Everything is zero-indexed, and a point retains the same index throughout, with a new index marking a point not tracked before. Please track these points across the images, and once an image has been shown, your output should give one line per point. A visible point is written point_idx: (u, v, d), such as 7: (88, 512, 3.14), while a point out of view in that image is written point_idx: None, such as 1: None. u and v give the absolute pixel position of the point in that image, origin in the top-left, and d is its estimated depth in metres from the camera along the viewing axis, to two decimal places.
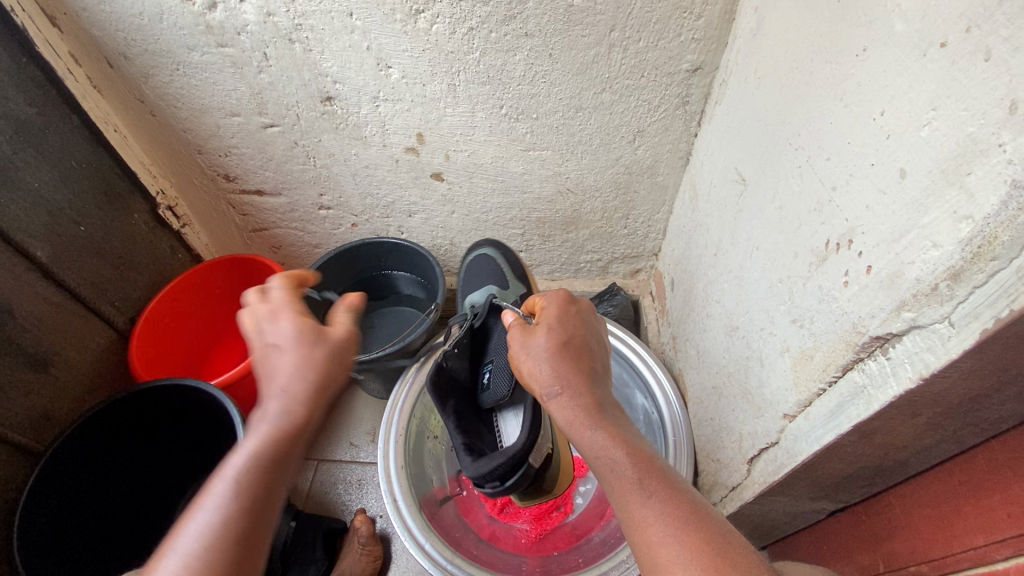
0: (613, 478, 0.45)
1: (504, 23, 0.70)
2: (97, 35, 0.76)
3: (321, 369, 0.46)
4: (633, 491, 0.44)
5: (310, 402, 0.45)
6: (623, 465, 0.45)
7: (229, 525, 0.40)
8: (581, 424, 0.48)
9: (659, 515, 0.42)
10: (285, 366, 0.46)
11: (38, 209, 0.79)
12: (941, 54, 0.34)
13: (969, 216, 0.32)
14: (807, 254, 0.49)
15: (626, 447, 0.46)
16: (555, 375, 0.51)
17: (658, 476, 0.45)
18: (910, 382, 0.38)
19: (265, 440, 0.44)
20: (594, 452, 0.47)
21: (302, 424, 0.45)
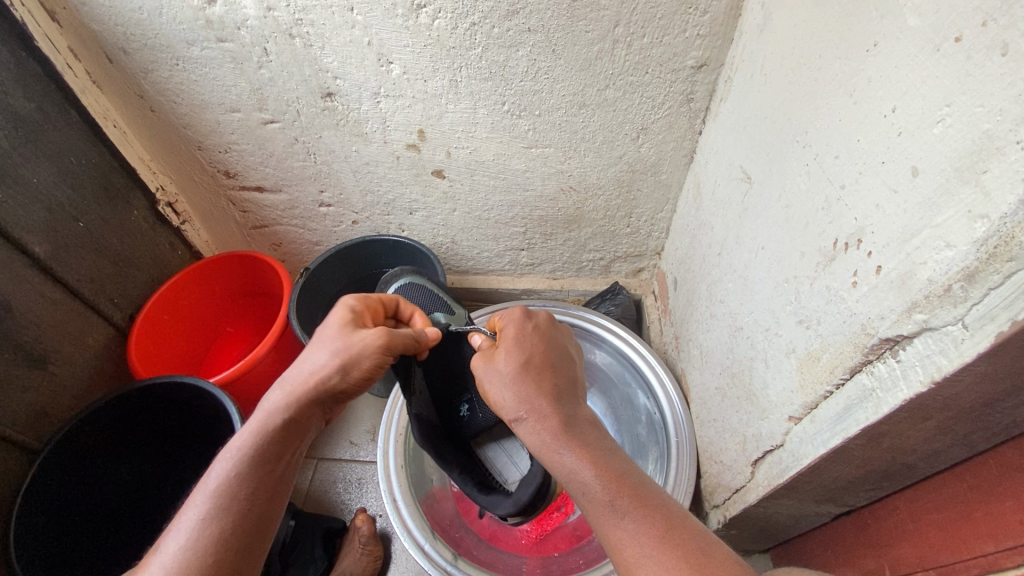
0: (586, 501, 0.45)
1: (507, 18, 0.69)
2: (96, 30, 0.75)
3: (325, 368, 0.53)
4: (607, 510, 0.43)
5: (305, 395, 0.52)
6: (594, 483, 0.44)
7: (221, 500, 0.46)
8: (549, 447, 0.47)
9: (635, 532, 0.41)
10: (304, 365, 0.54)
11: (37, 205, 0.79)
12: (955, 49, 0.33)
13: (984, 215, 0.31)
14: (815, 253, 0.48)
15: (596, 463, 0.45)
16: (519, 399, 0.50)
17: (632, 491, 0.44)
18: (921, 386, 0.37)
19: (258, 425, 0.50)
20: (566, 475, 0.46)
21: (296, 422, 0.52)
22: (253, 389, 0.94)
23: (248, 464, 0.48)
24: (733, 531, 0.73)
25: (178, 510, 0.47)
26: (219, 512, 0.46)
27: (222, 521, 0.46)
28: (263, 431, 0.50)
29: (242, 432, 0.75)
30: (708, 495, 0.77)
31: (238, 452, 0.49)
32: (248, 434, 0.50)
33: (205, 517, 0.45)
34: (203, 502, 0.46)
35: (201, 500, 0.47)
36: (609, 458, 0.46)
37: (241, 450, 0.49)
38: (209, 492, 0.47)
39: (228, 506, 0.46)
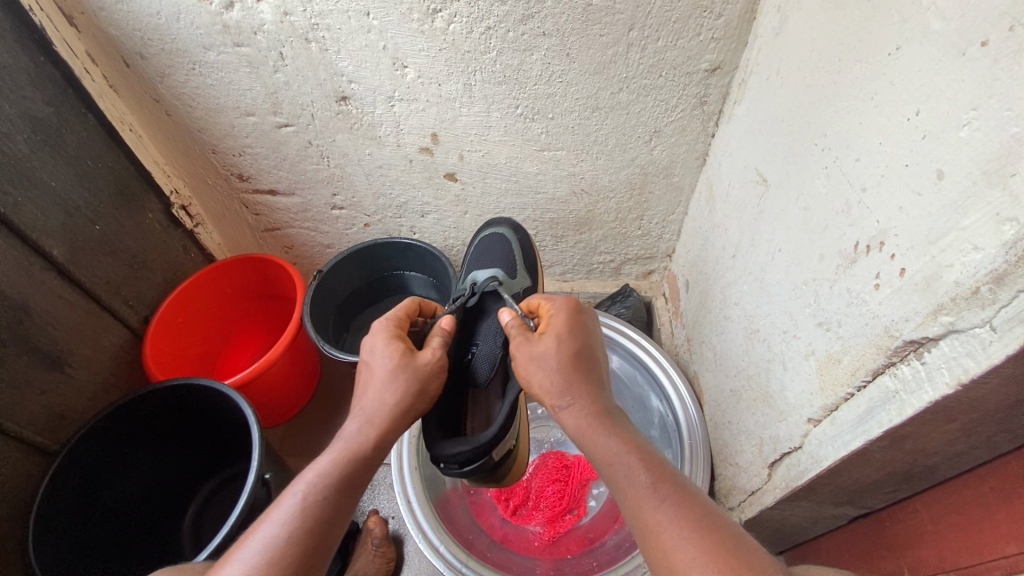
0: (626, 486, 0.45)
1: (522, 22, 0.69)
2: (114, 35, 0.76)
3: (404, 391, 0.53)
4: (646, 494, 0.44)
5: (389, 422, 0.52)
6: (635, 470, 0.45)
7: (303, 523, 0.45)
8: (593, 432, 0.48)
9: (674, 517, 0.42)
10: (374, 388, 0.53)
11: (55, 208, 0.79)
12: (981, 53, 0.34)
13: (1013, 218, 0.31)
14: (835, 255, 0.49)
15: (637, 453, 0.46)
16: (567, 387, 0.50)
17: (674, 483, 0.45)
18: (947, 388, 0.37)
19: (341, 453, 0.49)
20: (607, 460, 0.47)
21: (378, 452, 0.51)
22: (268, 391, 0.94)
23: (329, 489, 0.47)
24: (749, 533, 0.73)
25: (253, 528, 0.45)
26: (297, 536, 0.44)
27: (300, 548, 0.44)
28: (341, 458, 0.49)
29: (258, 434, 0.76)
30: (723, 497, 0.77)
31: (315, 477, 0.47)
32: (328, 462, 0.48)
33: (283, 541, 0.43)
34: (280, 524, 0.44)
35: (280, 522, 0.45)
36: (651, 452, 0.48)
37: (322, 476, 0.47)
38: (291, 510, 0.45)
39: (305, 532, 0.44)
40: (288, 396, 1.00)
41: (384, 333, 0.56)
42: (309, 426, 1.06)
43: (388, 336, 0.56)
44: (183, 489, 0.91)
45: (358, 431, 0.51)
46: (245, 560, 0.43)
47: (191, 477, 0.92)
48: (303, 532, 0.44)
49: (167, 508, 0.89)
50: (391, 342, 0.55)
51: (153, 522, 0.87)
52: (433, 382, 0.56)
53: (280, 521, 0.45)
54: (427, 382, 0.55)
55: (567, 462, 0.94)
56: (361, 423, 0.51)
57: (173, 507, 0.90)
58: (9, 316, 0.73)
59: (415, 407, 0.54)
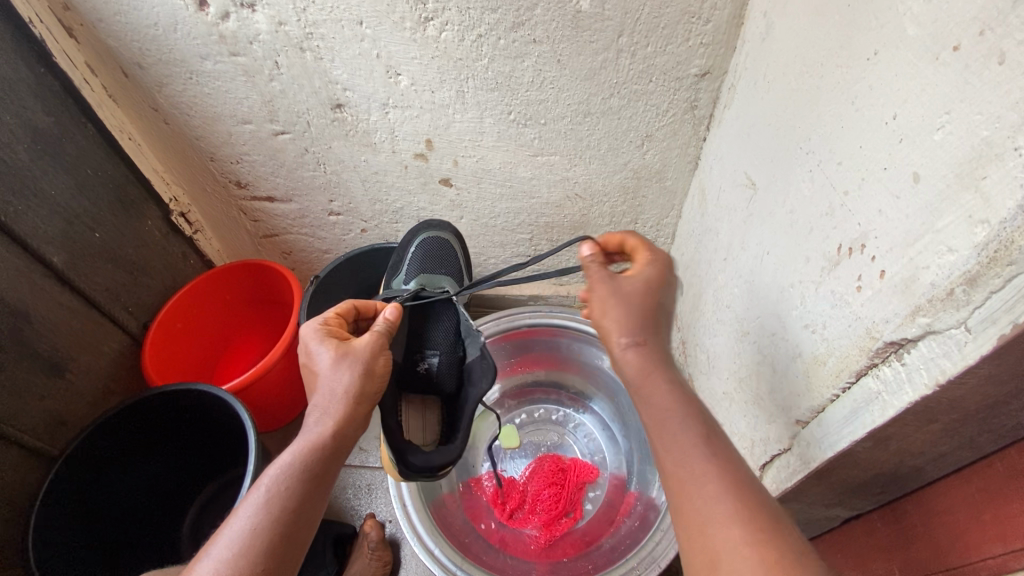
0: (678, 470, 0.45)
1: (513, 30, 0.70)
2: (113, 46, 0.78)
3: (355, 376, 0.53)
4: (698, 478, 0.43)
5: (346, 409, 0.52)
6: (698, 459, 0.44)
7: (267, 517, 0.47)
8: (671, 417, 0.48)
9: (725, 511, 0.41)
10: (323, 378, 0.53)
11: (54, 216, 0.80)
12: (953, 57, 0.34)
13: (984, 220, 0.32)
14: (819, 258, 0.49)
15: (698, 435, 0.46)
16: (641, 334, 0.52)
17: (731, 470, 0.44)
18: (925, 389, 0.38)
19: (303, 446, 0.50)
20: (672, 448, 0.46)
21: (343, 440, 0.52)
22: (265, 396, 0.95)
23: (292, 480, 0.49)
24: None
25: (225, 519, 0.48)
26: (266, 530, 0.47)
27: (264, 542, 0.46)
28: (303, 450, 0.50)
29: (254, 439, 0.76)
30: None
31: (279, 471, 0.49)
32: (287, 458, 0.50)
33: (252, 537, 0.46)
34: (246, 519, 0.47)
35: (248, 514, 0.47)
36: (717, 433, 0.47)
37: (285, 469, 0.49)
38: (257, 504, 0.47)
39: (271, 525, 0.47)
40: (285, 401, 1.00)
41: (319, 331, 0.56)
42: None
43: (322, 333, 0.55)
44: (183, 493, 0.92)
45: (315, 423, 0.51)
46: (217, 556, 0.45)
47: (191, 480, 0.93)
48: (270, 527, 0.47)
49: (166, 511, 0.90)
50: (328, 337, 0.55)
51: (153, 523, 0.88)
52: (381, 360, 0.56)
53: (248, 516, 0.47)
54: (372, 363, 0.55)
55: (563, 466, 0.95)
56: (319, 415, 0.52)
57: (173, 509, 0.91)
58: (10, 323, 0.75)
59: (365, 391, 0.54)
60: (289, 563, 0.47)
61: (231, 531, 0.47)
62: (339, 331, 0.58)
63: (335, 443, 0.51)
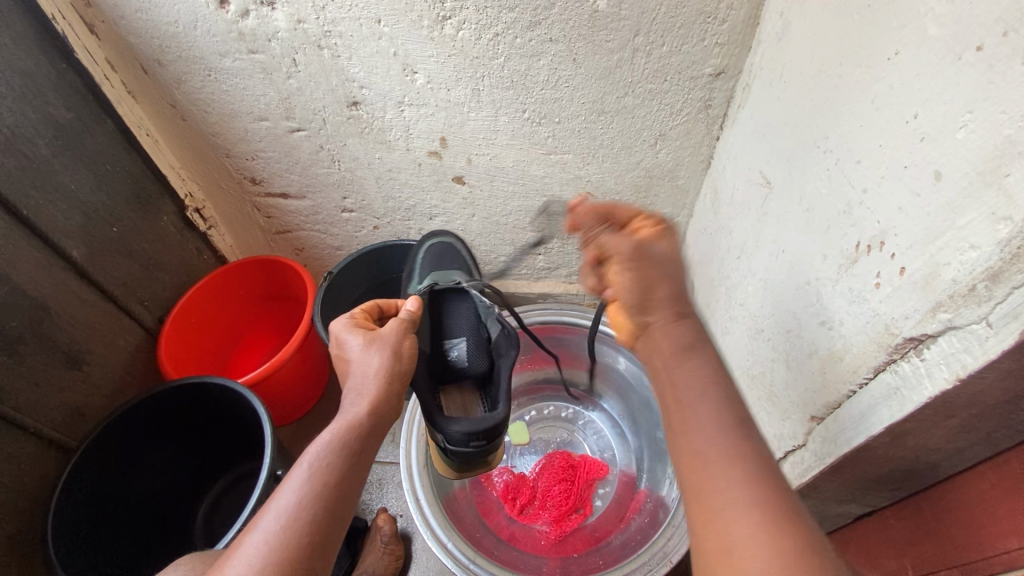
0: (704, 421, 0.44)
1: (529, 29, 0.71)
2: (132, 42, 0.79)
3: (387, 356, 0.55)
4: (735, 462, 0.42)
5: (381, 390, 0.53)
6: (718, 412, 0.44)
7: (311, 494, 0.47)
8: (684, 362, 0.47)
9: (751, 499, 0.40)
10: (357, 362, 0.55)
11: (74, 210, 0.81)
12: (977, 57, 0.35)
13: (1007, 217, 0.32)
14: (837, 255, 0.50)
15: (727, 423, 0.44)
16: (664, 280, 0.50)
17: (763, 459, 0.42)
18: (945, 383, 0.38)
19: (339, 426, 0.51)
20: (691, 392, 0.46)
21: (379, 420, 0.53)
22: (280, 390, 0.96)
23: (332, 457, 0.49)
24: None
25: (270, 495, 0.49)
26: (311, 506, 0.47)
27: (306, 518, 0.46)
28: (341, 429, 0.51)
29: (271, 432, 0.77)
30: None
31: (320, 449, 0.50)
32: (327, 437, 0.50)
33: (295, 514, 0.46)
34: (291, 495, 0.47)
35: (292, 491, 0.48)
36: (749, 422, 0.44)
37: (324, 447, 0.50)
38: (300, 480, 0.48)
39: (317, 501, 0.47)
40: (296, 397, 1.01)
41: (348, 324, 0.58)
42: (318, 426, 1.08)
43: (350, 326, 0.58)
44: (197, 485, 0.93)
45: (351, 405, 0.53)
46: (265, 529, 0.46)
47: (203, 474, 0.94)
48: (314, 502, 0.47)
49: (182, 503, 0.91)
50: (355, 328, 0.57)
51: (166, 518, 0.88)
52: (408, 344, 0.58)
53: (292, 492, 0.48)
54: (398, 346, 0.57)
55: (573, 462, 0.96)
56: (354, 397, 0.53)
57: (186, 504, 0.92)
58: (31, 315, 0.76)
59: (396, 372, 0.55)
60: (332, 540, 0.48)
61: (276, 506, 0.47)
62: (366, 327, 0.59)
63: (372, 423, 0.52)
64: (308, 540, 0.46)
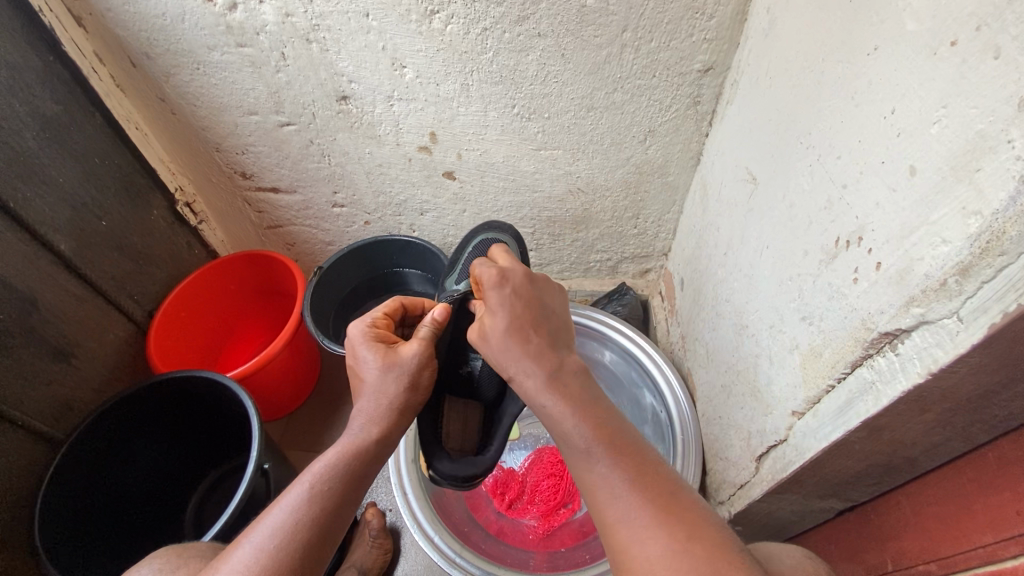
0: (568, 445, 0.47)
1: (518, 23, 0.71)
2: (120, 35, 0.78)
3: (401, 384, 0.54)
4: (602, 484, 0.45)
5: (389, 419, 0.54)
6: (576, 432, 0.46)
7: (309, 514, 0.47)
8: (538, 395, 0.47)
9: (622, 516, 0.43)
10: (369, 385, 0.54)
11: (62, 204, 0.81)
12: (951, 52, 0.35)
13: (977, 211, 0.32)
14: (817, 251, 0.50)
15: (584, 444, 0.46)
16: (509, 353, 0.49)
17: (633, 465, 0.45)
18: (918, 377, 0.39)
19: (343, 450, 0.51)
20: (551, 421, 0.48)
21: (383, 448, 0.53)
22: (270, 383, 0.96)
23: (335, 480, 0.49)
24: (738, 526, 0.74)
25: (264, 510, 0.49)
26: (306, 526, 0.47)
27: (302, 537, 0.46)
28: (346, 452, 0.51)
29: (259, 426, 0.77)
30: (713, 491, 0.78)
31: (322, 470, 0.50)
32: (329, 459, 0.51)
33: (290, 532, 0.46)
34: (287, 512, 0.47)
35: (289, 509, 0.48)
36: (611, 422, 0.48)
37: (327, 469, 0.50)
38: (299, 500, 0.48)
39: (314, 521, 0.47)
40: (286, 392, 1.01)
41: (365, 336, 0.57)
42: (309, 421, 1.08)
43: (368, 340, 0.56)
44: (186, 481, 0.94)
45: (359, 428, 0.53)
46: (256, 545, 0.46)
47: (194, 466, 0.94)
48: (309, 523, 0.47)
49: (171, 498, 0.91)
50: (374, 342, 0.56)
51: (157, 510, 0.89)
52: (426, 371, 0.56)
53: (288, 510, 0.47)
54: (417, 375, 0.56)
55: (562, 458, 0.95)
56: (362, 420, 0.53)
57: (177, 495, 0.92)
58: (18, 308, 0.76)
59: (410, 402, 0.55)
60: (321, 561, 0.48)
61: (270, 522, 0.47)
62: (385, 341, 0.58)
63: (376, 451, 0.53)
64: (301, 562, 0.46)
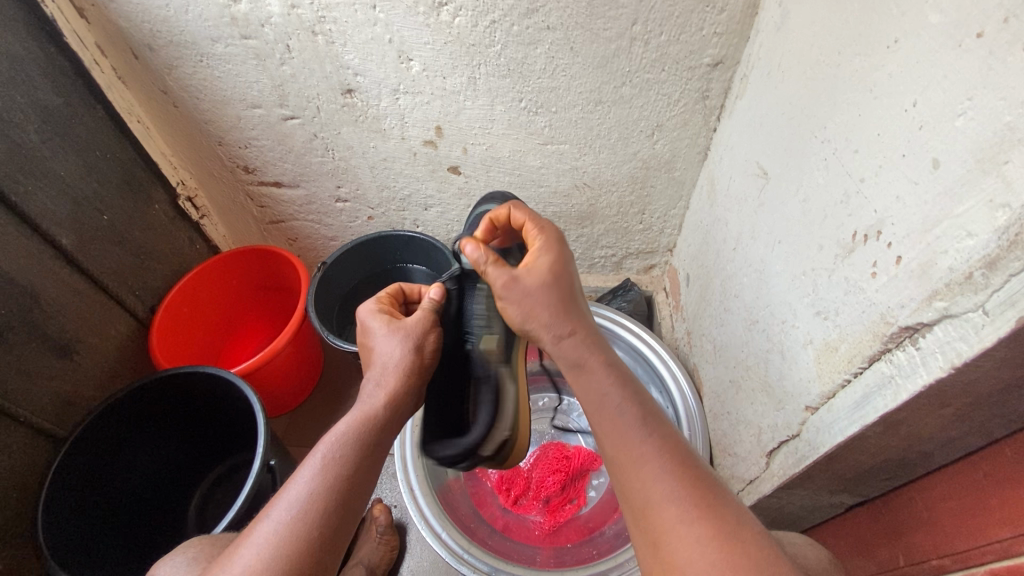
0: (619, 421, 0.48)
1: (526, 16, 0.70)
2: (123, 27, 0.77)
3: (406, 349, 0.55)
4: (648, 458, 0.46)
5: (399, 384, 0.53)
6: (625, 407, 0.48)
7: (324, 484, 0.47)
8: (592, 365, 0.50)
9: (670, 495, 0.44)
10: (380, 352, 0.56)
11: (64, 198, 0.80)
12: (977, 44, 0.34)
13: (1005, 204, 0.32)
14: (833, 245, 0.50)
15: (637, 421, 0.47)
16: (569, 313, 0.51)
17: (674, 450, 0.46)
18: (940, 372, 0.38)
19: (355, 419, 0.51)
20: (600, 395, 0.49)
21: (392, 416, 0.52)
22: (274, 379, 0.95)
23: (348, 450, 0.49)
24: None
25: (283, 484, 0.48)
26: (322, 497, 0.46)
27: (318, 508, 0.46)
28: (358, 421, 0.50)
29: (264, 422, 0.77)
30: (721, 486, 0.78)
31: (333, 440, 0.49)
32: (342, 429, 0.50)
33: (307, 504, 0.46)
34: (303, 485, 0.47)
35: (306, 481, 0.47)
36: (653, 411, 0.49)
37: (339, 438, 0.49)
38: (314, 471, 0.47)
39: (329, 491, 0.47)
40: (290, 387, 1.01)
41: (372, 309, 0.59)
42: (312, 417, 1.07)
43: (375, 312, 0.59)
44: (190, 477, 0.93)
45: (371, 394, 0.53)
46: (276, 521, 0.45)
47: (195, 465, 0.93)
48: (326, 493, 0.47)
49: (174, 496, 0.90)
50: (380, 313, 0.59)
51: (161, 509, 0.88)
52: (431, 338, 0.58)
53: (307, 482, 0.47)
54: (421, 339, 0.56)
55: (568, 453, 0.94)
56: (373, 385, 0.54)
57: (181, 493, 0.91)
58: (19, 303, 0.75)
59: (417, 368, 0.55)
60: (342, 532, 0.47)
61: (289, 496, 0.47)
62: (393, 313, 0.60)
63: (387, 417, 0.52)
64: (320, 532, 0.45)
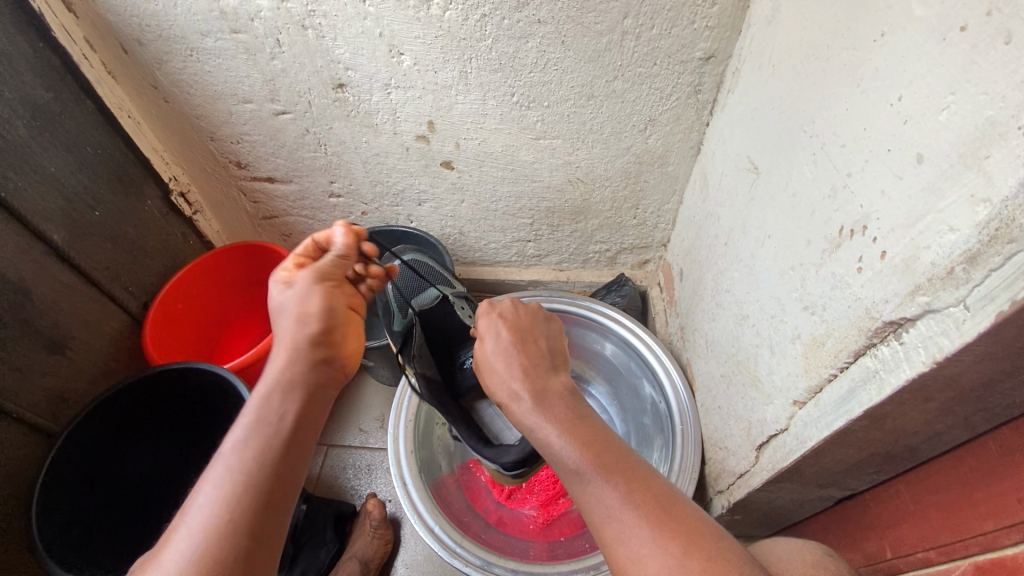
0: (561, 467, 0.47)
1: (517, 10, 0.70)
2: (111, 21, 0.76)
3: (288, 321, 0.51)
4: (595, 502, 0.45)
5: (293, 358, 0.50)
6: (562, 450, 0.47)
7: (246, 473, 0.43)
8: (525, 419, 0.51)
9: (622, 533, 0.42)
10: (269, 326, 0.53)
11: (54, 194, 0.80)
12: (960, 38, 0.34)
13: (986, 199, 0.32)
14: (820, 240, 0.50)
15: (573, 466, 0.46)
16: (499, 370, 0.54)
17: (626, 482, 0.45)
18: (923, 366, 0.39)
19: (268, 400, 0.47)
20: (540, 442, 0.49)
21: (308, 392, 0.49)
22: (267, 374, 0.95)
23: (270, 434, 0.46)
24: (736, 515, 0.75)
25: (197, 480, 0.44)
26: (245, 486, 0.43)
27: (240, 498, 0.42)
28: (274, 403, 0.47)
29: None
30: (712, 480, 0.79)
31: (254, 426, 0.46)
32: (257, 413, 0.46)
33: (226, 497, 0.42)
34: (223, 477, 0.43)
35: (223, 473, 0.43)
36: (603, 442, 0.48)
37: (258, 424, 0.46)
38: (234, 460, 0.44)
39: (252, 481, 0.43)
40: None
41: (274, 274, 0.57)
42: None
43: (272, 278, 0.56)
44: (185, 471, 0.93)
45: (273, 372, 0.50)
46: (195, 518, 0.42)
47: None
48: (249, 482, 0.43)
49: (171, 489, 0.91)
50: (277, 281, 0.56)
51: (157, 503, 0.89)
52: (314, 303, 0.52)
53: (222, 474, 0.43)
54: (304, 308, 0.52)
55: None
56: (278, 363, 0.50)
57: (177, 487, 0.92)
58: (11, 300, 0.75)
59: (309, 338, 0.51)
60: (266, 521, 0.43)
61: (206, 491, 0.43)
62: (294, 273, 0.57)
63: (303, 392, 0.49)
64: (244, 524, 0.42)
